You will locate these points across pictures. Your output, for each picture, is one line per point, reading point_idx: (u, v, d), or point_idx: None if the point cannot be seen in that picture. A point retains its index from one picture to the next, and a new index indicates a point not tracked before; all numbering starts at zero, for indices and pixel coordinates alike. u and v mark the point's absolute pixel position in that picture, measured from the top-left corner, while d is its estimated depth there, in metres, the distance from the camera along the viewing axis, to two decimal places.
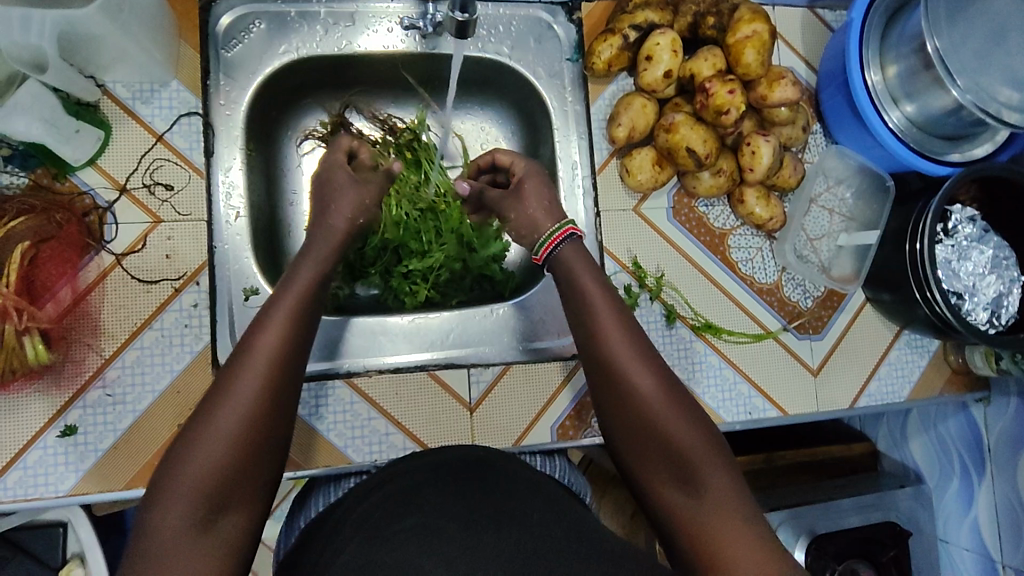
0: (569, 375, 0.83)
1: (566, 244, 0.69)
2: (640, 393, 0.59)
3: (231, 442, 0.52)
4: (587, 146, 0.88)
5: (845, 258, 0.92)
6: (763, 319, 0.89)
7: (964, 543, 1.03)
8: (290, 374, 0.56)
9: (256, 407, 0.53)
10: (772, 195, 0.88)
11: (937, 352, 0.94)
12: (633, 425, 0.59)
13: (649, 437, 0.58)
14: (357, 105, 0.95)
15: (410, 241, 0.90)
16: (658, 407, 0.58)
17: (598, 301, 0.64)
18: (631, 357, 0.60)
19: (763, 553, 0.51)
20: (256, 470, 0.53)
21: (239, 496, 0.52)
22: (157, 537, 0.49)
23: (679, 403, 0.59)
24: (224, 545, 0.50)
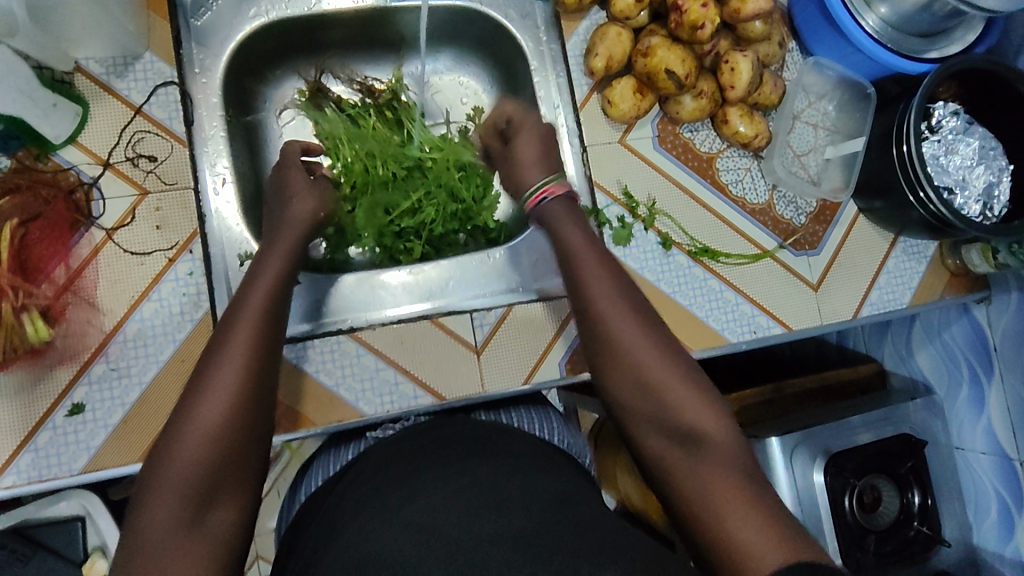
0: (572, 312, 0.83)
1: (559, 203, 0.70)
2: (624, 348, 0.59)
3: (213, 435, 0.52)
4: (565, 83, 0.89)
5: (833, 171, 0.94)
6: (758, 239, 0.90)
7: (980, 448, 1.04)
8: (265, 361, 0.57)
9: (235, 399, 0.54)
10: (756, 113, 0.89)
11: (934, 256, 0.96)
12: (619, 382, 0.59)
13: (637, 393, 0.58)
14: (333, 69, 0.96)
15: (400, 198, 0.91)
16: (642, 365, 0.59)
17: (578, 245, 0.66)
18: (618, 310, 0.61)
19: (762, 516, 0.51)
20: (241, 463, 0.53)
21: (226, 489, 0.52)
22: (145, 540, 0.48)
23: (663, 355, 0.59)
24: (214, 541, 0.50)
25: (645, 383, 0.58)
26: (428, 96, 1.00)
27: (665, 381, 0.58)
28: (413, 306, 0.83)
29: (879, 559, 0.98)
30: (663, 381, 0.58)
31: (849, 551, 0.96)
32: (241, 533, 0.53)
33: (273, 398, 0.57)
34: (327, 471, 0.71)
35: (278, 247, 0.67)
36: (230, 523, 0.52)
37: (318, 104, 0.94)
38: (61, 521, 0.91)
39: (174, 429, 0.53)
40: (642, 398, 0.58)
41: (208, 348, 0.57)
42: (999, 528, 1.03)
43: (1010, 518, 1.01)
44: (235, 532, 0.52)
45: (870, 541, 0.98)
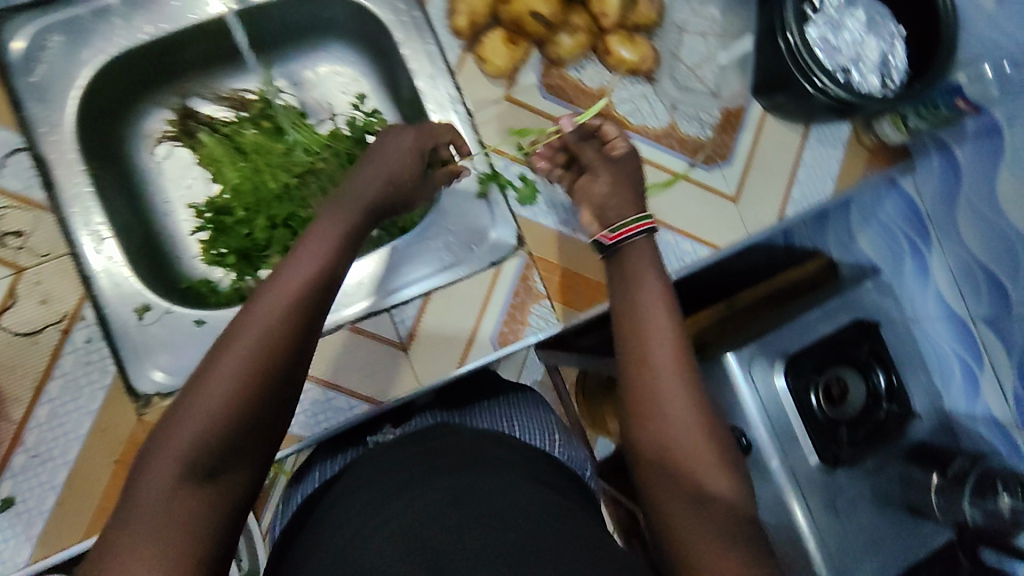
0: (493, 282, 0.82)
1: (639, 238, 0.67)
2: (657, 397, 0.58)
3: (227, 400, 0.49)
4: (435, 51, 0.83)
5: (732, 76, 0.90)
6: (667, 163, 0.87)
7: (933, 314, 1.08)
8: (298, 333, 0.52)
9: (255, 359, 0.50)
10: (637, 36, 0.85)
11: (849, 137, 0.93)
12: (640, 427, 0.58)
13: (657, 448, 0.58)
14: (197, 91, 0.89)
15: (298, 209, 0.87)
16: (676, 431, 0.57)
17: (641, 283, 0.64)
18: (656, 347, 0.60)
19: None
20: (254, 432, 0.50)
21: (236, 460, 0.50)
22: (146, 491, 0.47)
23: (689, 402, 0.59)
24: (215, 508, 0.48)
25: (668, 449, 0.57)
26: (307, 96, 0.94)
27: (687, 434, 0.57)
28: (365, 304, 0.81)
29: (855, 447, 1.00)
30: (685, 435, 0.57)
31: (823, 445, 0.99)
32: (242, 505, 0.51)
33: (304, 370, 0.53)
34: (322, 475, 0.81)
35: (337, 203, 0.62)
36: (238, 491, 0.50)
37: (190, 131, 0.89)
38: None
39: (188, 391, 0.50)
40: (662, 439, 0.58)
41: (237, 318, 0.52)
42: (965, 389, 1.06)
43: (973, 378, 1.05)
44: (235, 502, 0.50)
45: (841, 431, 1.00)
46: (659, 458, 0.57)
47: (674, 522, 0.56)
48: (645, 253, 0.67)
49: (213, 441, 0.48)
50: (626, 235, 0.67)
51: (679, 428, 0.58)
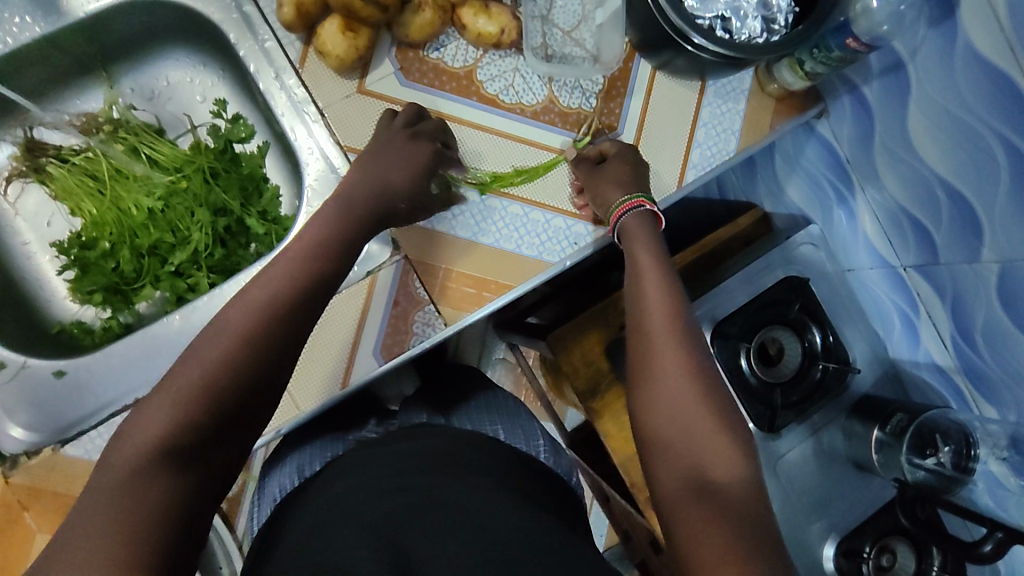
0: (372, 290, 0.79)
1: (630, 216, 0.71)
2: (667, 371, 0.59)
3: (208, 388, 0.49)
4: (273, 48, 0.76)
5: (610, 35, 0.81)
6: (549, 142, 0.81)
7: (867, 264, 1.00)
8: (281, 330, 0.53)
9: (246, 342, 0.51)
10: (495, 4, 0.77)
11: (752, 86, 0.86)
12: (647, 396, 0.59)
13: (669, 419, 0.57)
14: (38, 120, 0.83)
15: (164, 234, 0.82)
16: (681, 402, 0.58)
17: (638, 257, 0.67)
18: (660, 324, 0.61)
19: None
20: (237, 418, 0.50)
21: (209, 448, 0.49)
22: (123, 457, 0.46)
23: (697, 379, 0.59)
24: (186, 493, 0.47)
25: (680, 417, 0.57)
26: (162, 109, 0.88)
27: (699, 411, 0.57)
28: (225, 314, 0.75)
29: (790, 411, 0.95)
30: (695, 415, 0.57)
31: (758, 413, 0.94)
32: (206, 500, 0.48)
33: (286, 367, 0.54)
34: (302, 471, 0.71)
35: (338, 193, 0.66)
36: (206, 480, 0.48)
37: (39, 165, 0.83)
38: None
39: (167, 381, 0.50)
40: (667, 417, 0.58)
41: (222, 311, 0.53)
42: (906, 338, 0.99)
43: (911, 325, 0.97)
44: (208, 495, 0.49)
45: (777, 395, 0.95)
46: (670, 436, 0.57)
47: (678, 498, 0.55)
48: (640, 231, 0.69)
49: (195, 421, 0.48)
50: (619, 214, 0.71)
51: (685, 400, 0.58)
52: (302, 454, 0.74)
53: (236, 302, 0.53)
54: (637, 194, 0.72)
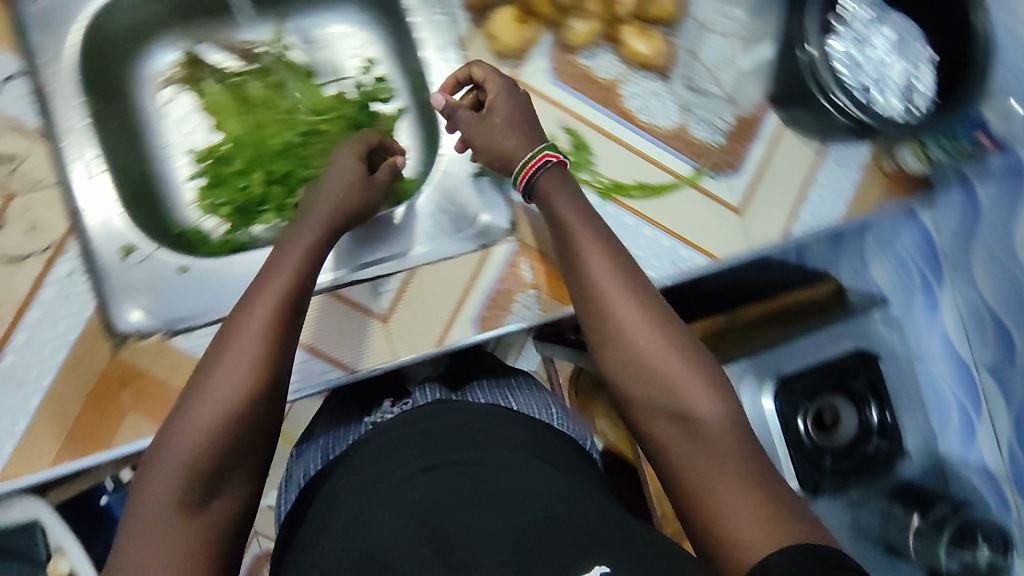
0: (477, 273, 0.80)
1: (541, 174, 0.70)
2: (628, 339, 0.61)
3: (216, 426, 0.55)
4: (442, 21, 0.83)
5: (748, 82, 0.87)
6: (674, 167, 0.84)
7: (936, 354, 1.04)
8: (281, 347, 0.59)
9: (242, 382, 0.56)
10: (652, 30, 0.82)
11: (869, 160, 0.89)
12: (616, 366, 0.62)
13: (642, 381, 0.60)
14: (207, 37, 0.89)
15: (297, 168, 0.86)
16: (654, 360, 0.60)
17: (565, 216, 0.67)
18: (612, 294, 0.63)
19: (757, 510, 0.53)
20: (245, 446, 0.56)
21: (220, 482, 0.54)
22: (149, 509, 0.52)
23: (660, 335, 0.61)
24: (210, 530, 0.53)
25: (647, 370, 0.60)
26: (316, 54, 0.93)
27: (678, 378, 0.59)
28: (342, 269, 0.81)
29: (836, 478, 0.97)
30: (670, 374, 0.59)
31: (806, 474, 0.96)
32: (229, 530, 0.55)
33: (281, 385, 0.60)
34: (326, 453, 0.82)
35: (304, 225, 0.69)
36: (226, 512, 0.55)
37: (197, 78, 0.89)
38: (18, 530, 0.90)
39: (171, 432, 0.55)
40: (647, 391, 0.60)
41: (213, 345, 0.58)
42: (961, 435, 1.02)
43: (969, 423, 1.01)
44: (229, 524, 0.55)
45: (825, 459, 0.97)
46: (646, 394, 0.60)
47: (675, 452, 0.58)
48: (555, 186, 0.69)
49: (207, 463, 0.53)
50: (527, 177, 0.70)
51: (653, 357, 0.60)
52: (327, 443, 0.84)
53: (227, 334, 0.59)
54: (539, 148, 0.71)
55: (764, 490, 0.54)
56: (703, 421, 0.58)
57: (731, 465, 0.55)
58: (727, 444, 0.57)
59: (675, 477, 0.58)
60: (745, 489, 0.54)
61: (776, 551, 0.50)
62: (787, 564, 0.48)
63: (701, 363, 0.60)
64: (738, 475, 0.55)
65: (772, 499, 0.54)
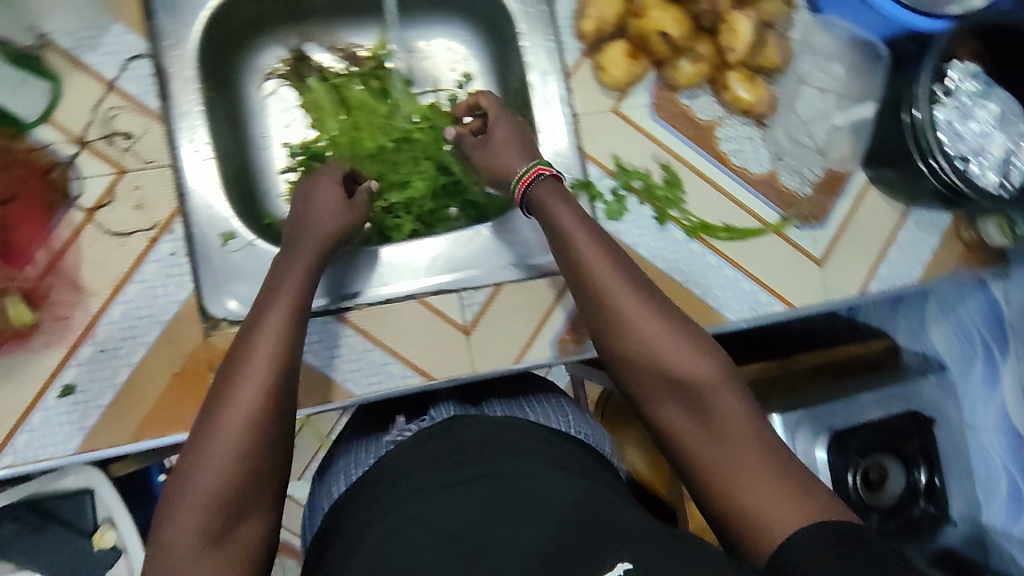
0: (556, 302, 0.81)
1: (537, 185, 0.72)
2: (630, 325, 0.64)
3: (234, 461, 0.57)
4: (555, 49, 0.83)
5: (841, 137, 0.88)
6: (761, 213, 0.86)
7: (990, 425, 1.03)
8: (284, 373, 0.62)
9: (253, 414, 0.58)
10: (758, 77, 0.83)
11: (948, 228, 0.90)
12: (622, 354, 0.64)
13: (649, 366, 0.63)
14: (316, 37, 0.91)
15: (389, 173, 0.88)
16: (656, 345, 0.63)
17: (561, 217, 0.68)
18: (610, 281, 0.65)
19: (773, 487, 0.55)
20: (260, 476, 0.58)
21: (238, 514, 0.57)
22: (175, 544, 0.55)
23: (660, 321, 0.64)
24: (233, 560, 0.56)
25: (652, 355, 0.63)
26: (415, 63, 0.94)
27: (682, 363, 0.61)
28: (409, 284, 0.82)
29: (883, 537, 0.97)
30: (675, 360, 0.62)
31: None
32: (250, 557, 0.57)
33: (289, 413, 0.61)
34: (349, 477, 0.77)
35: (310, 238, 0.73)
36: (247, 540, 0.57)
37: (301, 74, 0.90)
38: (69, 495, 0.90)
39: (190, 466, 0.57)
40: (657, 381, 0.63)
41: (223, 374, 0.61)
42: (1008, 508, 1.01)
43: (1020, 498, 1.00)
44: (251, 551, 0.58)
45: (873, 518, 0.97)
46: (653, 380, 0.63)
47: (688, 440, 0.60)
48: (550, 194, 0.70)
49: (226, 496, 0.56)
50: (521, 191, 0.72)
51: (657, 343, 0.63)
52: (345, 463, 0.80)
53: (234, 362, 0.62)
54: (533, 163, 0.73)
55: (775, 461, 0.57)
56: (712, 400, 0.60)
57: (747, 449, 0.58)
58: (739, 427, 0.59)
59: (689, 461, 0.60)
60: (767, 473, 0.56)
61: (805, 530, 0.52)
62: (815, 540, 0.51)
63: (704, 345, 0.63)
64: (756, 457, 0.57)
65: (789, 478, 0.56)
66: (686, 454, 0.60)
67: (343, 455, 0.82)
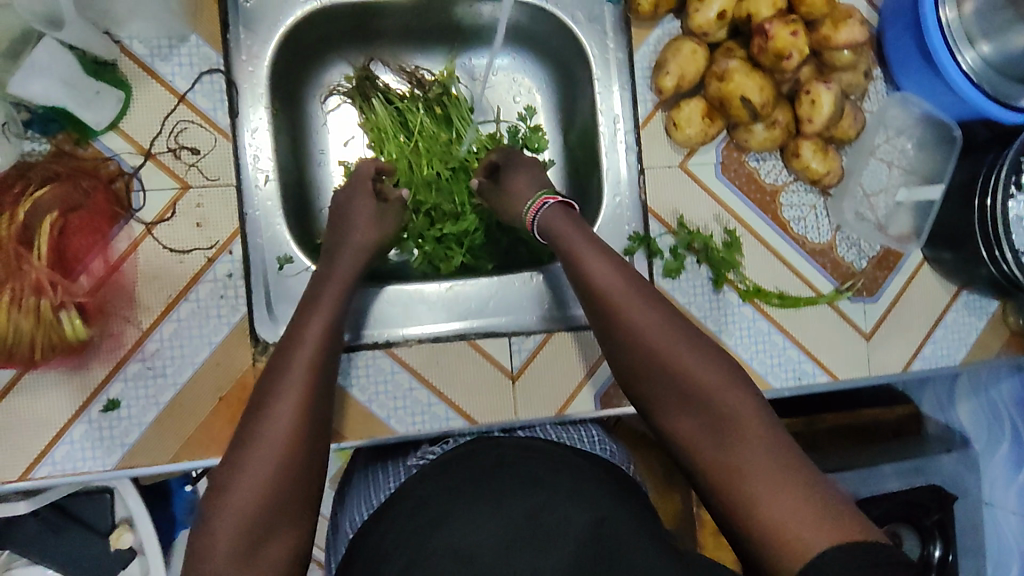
0: (600, 360, 0.81)
1: (544, 213, 0.72)
2: (626, 323, 0.61)
3: (273, 471, 0.55)
4: (629, 98, 0.82)
5: (902, 215, 0.87)
6: (816, 282, 0.85)
7: (1011, 507, 1.00)
8: (321, 384, 0.62)
9: (296, 424, 0.58)
10: (830, 147, 0.82)
11: (994, 313, 0.90)
12: (622, 353, 0.62)
13: (649, 369, 0.60)
14: (384, 57, 0.89)
15: (444, 203, 0.86)
16: (656, 344, 0.60)
17: (561, 231, 0.69)
18: (611, 280, 0.63)
19: (790, 496, 0.50)
20: (296, 489, 0.56)
21: (271, 528, 0.54)
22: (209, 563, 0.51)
23: (659, 318, 0.61)
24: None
25: (651, 356, 0.60)
26: (480, 92, 0.93)
27: (684, 364, 0.59)
28: (439, 324, 0.80)
29: None
30: (675, 360, 0.59)
31: None
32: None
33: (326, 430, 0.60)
34: (372, 502, 0.67)
35: (346, 258, 0.73)
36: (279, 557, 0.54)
37: (364, 93, 0.87)
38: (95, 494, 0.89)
39: (227, 479, 0.55)
40: (667, 389, 0.59)
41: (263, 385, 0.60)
42: None
43: None
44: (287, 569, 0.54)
45: None
46: (656, 384, 0.60)
47: (697, 449, 0.56)
48: (557, 217, 0.71)
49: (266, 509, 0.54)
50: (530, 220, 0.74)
51: (657, 343, 0.60)
52: (360, 492, 0.71)
53: (271, 373, 0.61)
54: (541, 194, 0.74)
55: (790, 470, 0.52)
56: (719, 408, 0.56)
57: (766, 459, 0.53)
58: (756, 437, 0.54)
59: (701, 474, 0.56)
60: (790, 486, 0.51)
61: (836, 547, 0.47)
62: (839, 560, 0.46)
63: (706, 348, 0.60)
64: (771, 460, 0.53)
65: (815, 491, 0.51)
66: (702, 470, 0.55)
67: (359, 483, 0.73)
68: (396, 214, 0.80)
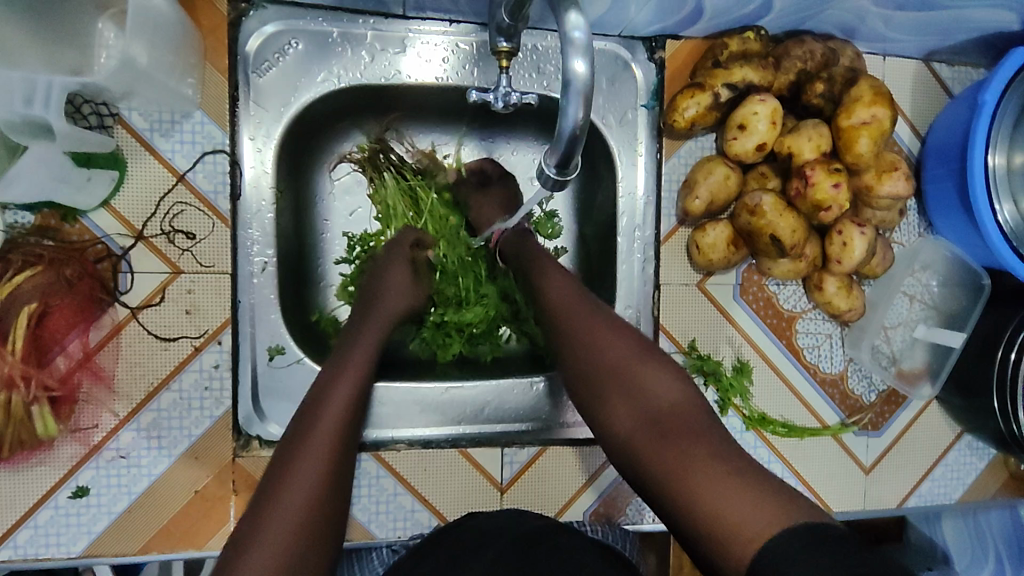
0: (592, 478, 0.78)
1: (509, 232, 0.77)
2: (577, 329, 0.63)
3: (289, 531, 0.52)
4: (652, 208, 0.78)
5: (918, 352, 0.84)
6: (821, 412, 0.83)
7: None
8: (347, 451, 0.59)
9: (315, 484, 0.55)
10: (854, 283, 0.78)
11: (996, 456, 0.88)
12: (572, 352, 0.62)
13: (594, 366, 0.61)
14: (400, 130, 0.82)
15: (447, 289, 0.80)
16: (603, 348, 0.61)
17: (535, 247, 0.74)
18: (571, 300, 0.65)
19: (737, 489, 0.49)
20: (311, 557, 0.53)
21: None
22: None
23: (607, 323, 0.63)
24: None
25: (596, 357, 0.61)
26: None
27: (625, 362, 0.59)
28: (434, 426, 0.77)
29: None
30: (619, 361, 0.60)
31: None
32: None
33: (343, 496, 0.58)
34: None
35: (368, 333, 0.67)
36: None
37: (376, 165, 0.81)
38: None
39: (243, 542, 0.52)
40: (611, 388, 0.59)
41: (286, 441, 0.58)
42: None
43: None
44: None
45: None
46: (600, 382, 0.60)
47: (639, 450, 0.55)
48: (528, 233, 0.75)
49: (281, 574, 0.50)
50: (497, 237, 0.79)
51: (601, 346, 0.61)
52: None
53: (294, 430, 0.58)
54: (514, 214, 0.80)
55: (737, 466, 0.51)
56: (659, 410, 0.56)
57: (710, 454, 0.52)
58: (699, 438, 0.53)
59: (643, 475, 0.55)
60: (755, 491, 0.49)
61: (782, 539, 0.45)
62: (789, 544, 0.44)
63: (647, 350, 0.61)
64: (712, 454, 0.52)
65: (765, 487, 0.49)
66: (648, 479, 0.54)
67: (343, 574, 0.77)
68: (427, 283, 0.77)
